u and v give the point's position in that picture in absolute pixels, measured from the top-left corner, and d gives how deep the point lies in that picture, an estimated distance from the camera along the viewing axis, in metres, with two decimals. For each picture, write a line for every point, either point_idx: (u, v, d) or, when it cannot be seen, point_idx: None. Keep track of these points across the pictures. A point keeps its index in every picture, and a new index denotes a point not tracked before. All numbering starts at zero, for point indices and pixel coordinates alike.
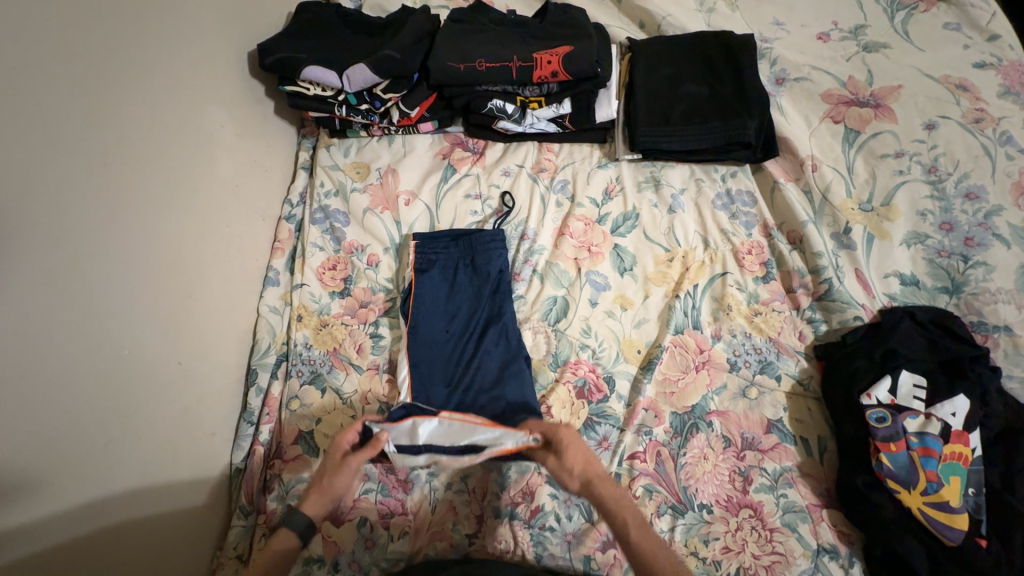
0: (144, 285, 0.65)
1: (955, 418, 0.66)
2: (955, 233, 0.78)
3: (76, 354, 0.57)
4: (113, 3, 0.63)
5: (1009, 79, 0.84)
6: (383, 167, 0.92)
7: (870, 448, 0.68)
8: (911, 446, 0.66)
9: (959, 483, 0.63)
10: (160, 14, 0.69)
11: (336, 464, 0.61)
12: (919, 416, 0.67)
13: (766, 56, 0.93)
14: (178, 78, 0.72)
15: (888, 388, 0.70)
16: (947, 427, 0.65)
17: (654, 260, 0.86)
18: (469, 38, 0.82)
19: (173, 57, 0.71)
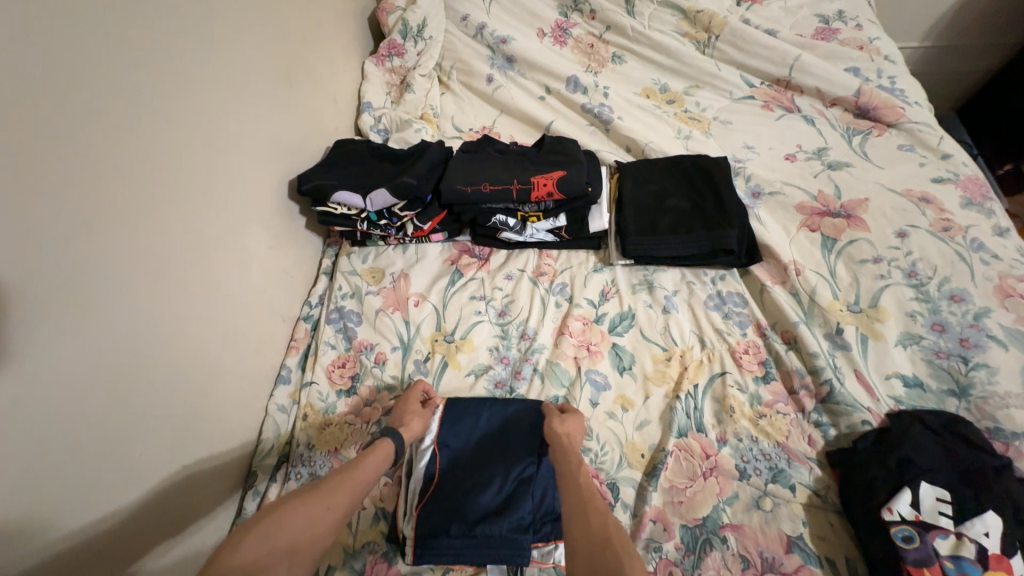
0: (156, 397, 0.69)
1: (989, 539, 0.60)
2: (948, 334, 0.79)
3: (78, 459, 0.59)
4: (187, 150, 0.75)
5: (969, 191, 0.94)
6: (397, 272, 1.01)
7: (903, 574, 0.62)
8: (947, 572, 0.60)
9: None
10: (223, 154, 0.83)
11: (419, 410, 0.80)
12: (949, 536, 0.62)
13: (741, 173, 1.05)
14: (228, 205, 0.84)
15: (910, 503, 0.65)
16: (983, 550, 0.60)
17: (653, 358, 0.88)
18: (476, 166, 0.95)
19: (227, 187, 0.83)
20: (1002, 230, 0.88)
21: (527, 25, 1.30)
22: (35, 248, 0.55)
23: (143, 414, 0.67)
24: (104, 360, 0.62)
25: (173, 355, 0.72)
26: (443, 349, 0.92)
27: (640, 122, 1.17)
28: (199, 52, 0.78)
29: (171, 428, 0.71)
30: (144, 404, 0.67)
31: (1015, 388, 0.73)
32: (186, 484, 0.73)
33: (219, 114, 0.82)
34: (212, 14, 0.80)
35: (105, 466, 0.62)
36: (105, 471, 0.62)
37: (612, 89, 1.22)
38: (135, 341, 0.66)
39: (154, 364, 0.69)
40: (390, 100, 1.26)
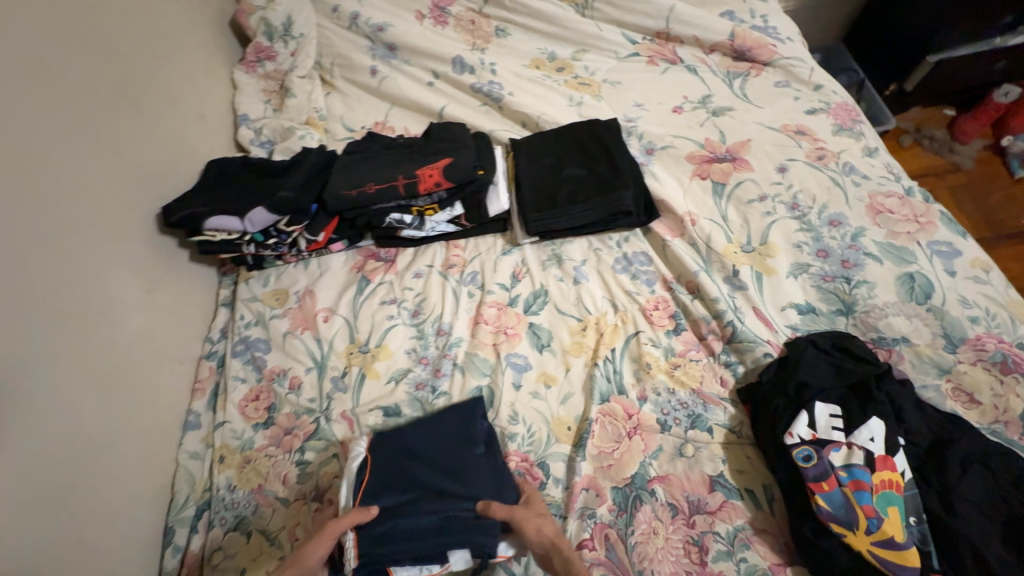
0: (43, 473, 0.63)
1: (874, 444, 0.65)
2: (831, 258, 0.83)
3: None
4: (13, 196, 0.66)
5: (840, 118, 0.98)
6: (301, 290, 0.96)
7: (807, 492, 0.66)
8: (842, 481, 0.64)
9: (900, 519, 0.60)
10: (65, 193, 0.73)
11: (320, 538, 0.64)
12: (842, 448, 0.66)
13: (633, 132, 1.05)
14: (92, 251, 0.76)
15: (807, 423, 0.69)
16: (871, 454, 0.64)
17: (569, 331, 0.88)
18: (360, 167, 0.90)
19: (78, 229, 0.74)
20: (870, 150, 0.93)
21: (404, 8, 1.23)
22: None
23: (15, 500, 0.60)
24: None
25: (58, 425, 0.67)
26: (359, 361, 0.89)
27: (532, 94, 1.14)
28: (8, 82, 0.68)
29: (56, 507, 0.65)
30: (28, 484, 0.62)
31: (892, 298, 0.79)
32: (90, 560, 0.67)
33: (49, 149, 0.72)
34: (18, 36, 0.70)
35: None
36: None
37: (500, 65, 1.18)
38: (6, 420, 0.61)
39: (19, 444, 0.62)
40: (271, 108, 1.18)
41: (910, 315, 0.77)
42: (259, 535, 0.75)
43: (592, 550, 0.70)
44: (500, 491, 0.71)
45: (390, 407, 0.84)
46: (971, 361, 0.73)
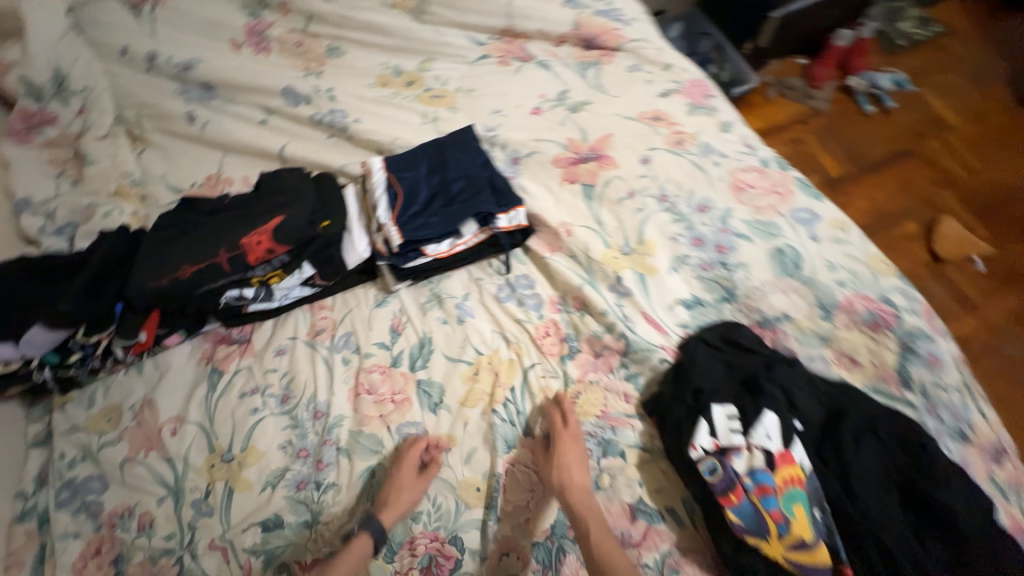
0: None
1: (772, 441, 0.63)
2: (706, 245, 0.81)
3: None
4: None
5: (692, 96, 0.97)
6: (138, 402, 0.79)
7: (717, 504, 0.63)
8: (748, 489, 0.61)
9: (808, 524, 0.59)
10: None
11: (412, 480, 0.70)
12: (743, 453, 0.64)
13: (496, 143, 0.97)
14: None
15: (709, 432, 0.66)
16: (770, 454, 0.62)
17: (462, 379, 0.80)
18: (170, 247, 0.75)
19: None
20: (724, 126, 0.93)
21: (214, 38, 1.05)
22: None
23: None
24: None
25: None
26: (223, 473, 0.75)
27: (381, 117, 1.02)
28: None
29: None
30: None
31: (767, 276, 0.78)
32: None
33: None
34: None
35: None
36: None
37: (339, 89, 1.05)
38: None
39: None
40: (66, 181, 0.97)
41: (786, 290, 0.77)
42: None
43: None
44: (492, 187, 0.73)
45: (269, 519, 0.72)
46: (847, 326, 0.74)
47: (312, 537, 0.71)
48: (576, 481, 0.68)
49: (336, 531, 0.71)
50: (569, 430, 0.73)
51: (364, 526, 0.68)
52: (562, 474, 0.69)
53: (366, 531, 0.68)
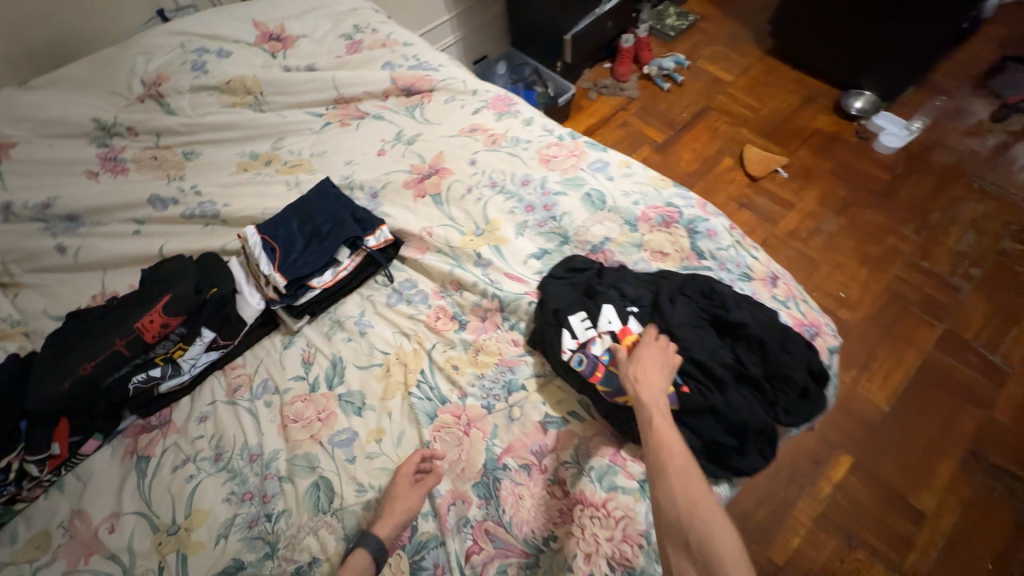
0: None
1: (613, 323, 0.84)
2: (536, 208, 1.02)
3: None
4: None
5: (498, 107, 1.22)
6: (66, 518, 0.79)
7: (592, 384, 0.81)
8: (607, 363, 0.82)
9: (660, 367, 0.76)
10: None
11: (408, 488, 0.78)
12: (598, 340, 0.84)
13: (354, 186, 1.13)
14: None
15: (571, 336, 0.84)
16: (614, 333, 0.83)
17: (377, 379, 0.91)
18: (66, 354, 0.82)
19: None
20: (527, 121, 1.18)
21: (69, 175, 1.14)
22: None
23: None
24: None
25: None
26: (173, 545, 0.77)
27: (248, 196, 1.15)
28: None
29: None
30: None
31: (585, 215, 1.00)
32: None
33: None
34: None
35: None
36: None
37: (203, 184, 1.17)
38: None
39: None
40: None
41: (600, 220, 0.99)
42: None
43: (478, 551, 0.75)
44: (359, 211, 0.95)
45: (230, 565, 0.75)
46: (650, 230, 0.97)
47: (275, 564, 0.75)
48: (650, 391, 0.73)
49: (297, 547, 0.76)
50: (647, 362, 0.76)
51: (362, 542, 0.73)
52: (642, 370, 0.76)
53: (361, 548, 0.72)
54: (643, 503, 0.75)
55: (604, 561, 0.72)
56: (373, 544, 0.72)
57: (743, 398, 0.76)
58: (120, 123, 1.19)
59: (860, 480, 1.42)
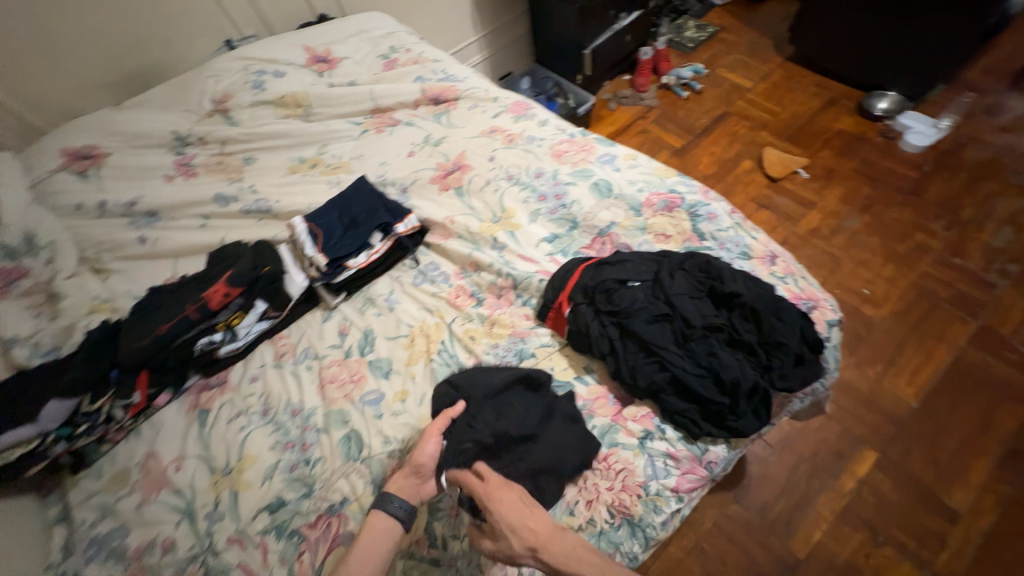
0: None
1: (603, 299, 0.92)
2: (548, 198, 1.12)
3: None
4: None
5: (516, 112, 1.34)
6: (142, 459, 0.93)
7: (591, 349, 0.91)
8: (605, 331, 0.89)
9: (517, 515, 0.71)
10: None
11: (428, 437, 0.84)
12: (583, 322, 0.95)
13: (386, 182, 1.27)
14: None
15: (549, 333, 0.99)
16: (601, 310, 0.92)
17: (403, 348, 1.02)
18: (147, 316, 0.97)
19: None
20: (542, 122, 1.29)
21: (151, 178, 1.34)
22: None
23: None
24: None
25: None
26: (227, 483, 0.89)
27: (296, 194, 1.31)
28: None
29: None
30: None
31: (593, 202, 1.09)
32: None
33: None
34: None
35: None
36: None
37: (259, 184, 1.34)
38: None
39: None
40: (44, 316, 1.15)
41: (606, 207, 1.08)
42: None
43: None
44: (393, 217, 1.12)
45: (273, 501, 0.86)
46: (653, 215, 1.05)
47: (312, 502, 0.85)
48: (526, 531, 0.69)
49: (330, 488, 0.86)
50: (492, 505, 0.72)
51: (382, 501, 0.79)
52: (505, 514, 0.71)
53: (381, 509, 0.78)
54: (642, 458, 0.81)
55: (606, 509, 0.78)
56: (396, 507, 0.78)
57: (736, 360, 0.82)
58: (193, 134, 1.39)
59: (887, 476, 1.38)
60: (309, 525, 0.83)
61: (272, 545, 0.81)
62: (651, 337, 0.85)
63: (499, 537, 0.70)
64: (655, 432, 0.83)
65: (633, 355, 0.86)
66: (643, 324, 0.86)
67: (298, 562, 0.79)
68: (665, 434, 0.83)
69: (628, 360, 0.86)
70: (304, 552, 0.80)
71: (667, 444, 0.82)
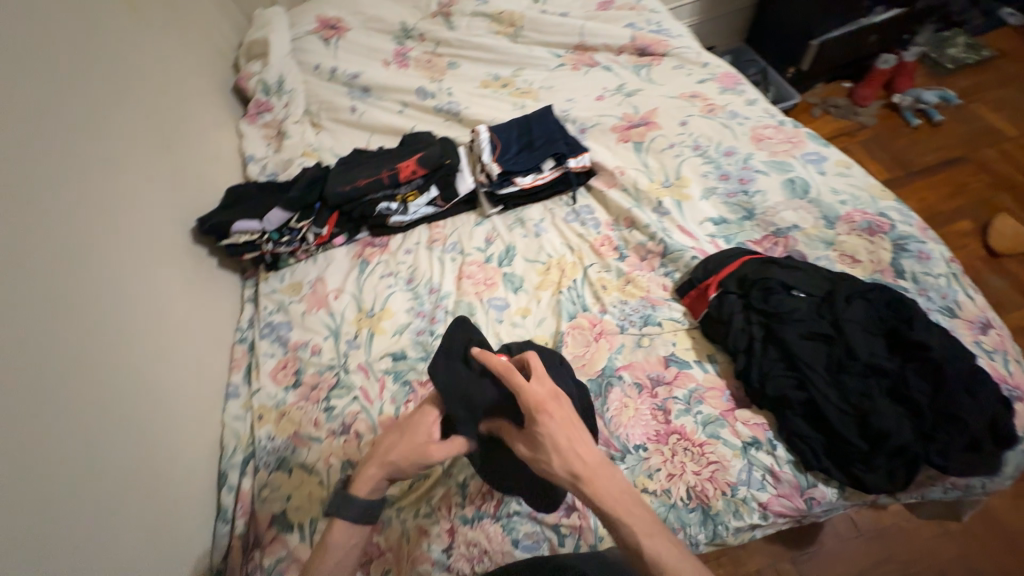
0: (81, 436, 0.69)
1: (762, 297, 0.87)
2: (731, 179, 1.05)
3: (66, 463, 0.65)
4: (96, 199, 0.85)
5: (724, 83, 1.25)
6: (313, 279, 1.13)
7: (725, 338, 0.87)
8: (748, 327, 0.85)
9: (566, 421, 0.66)
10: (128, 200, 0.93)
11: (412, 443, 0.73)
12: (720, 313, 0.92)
13: (568, 119, 1.29)
14: (123, 259, 0.87)
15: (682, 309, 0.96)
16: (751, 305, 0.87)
17: (536, 272, 1.07)
18: (350, 168, 1.15)
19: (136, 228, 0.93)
20: (750, 101, 1.18)
21: (374, 60, 1.53)
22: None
23: (117, 420, 0.75)
24: (70, 374, 0.70)
25: (90, 402, 0.71)
26: (368, 323, 1.05)
27: (484, 106, 1.40)
28: (92, 118, 0.90)
29: (137, 433, 0.78)
30: (81, 442, 0.68)
31: (781, 199, 1.00)
32: (166, 482, 0.80)
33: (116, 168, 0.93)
34: (96, 90, 0.93)
35: (80, 474, 0.67)
36: (43, 514, 0.60)
37: (455, 89, 1.45)
38: (45, 394, 0.65)
39: (109, 383, 0.76)
40: (272, 148, 1.42)
41: (795, 207, 0.98)
42: (300, 469, 0.87)
43: None
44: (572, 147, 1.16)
45: (397, 352, 1.00)
46: (848, 232, 0.93)
47: (427, 366, 0.98)
48: (575, 460, 0.64)
49: None
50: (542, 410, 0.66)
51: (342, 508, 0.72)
52: (557, 435, 0.64)
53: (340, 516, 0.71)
54: (740, 461, 0.79)
55: (685, 488, 0.78)
56: (358, 511, 0.71)
57: (893, 412, 0.73)
58: (416, 30, 1.54)
59: None
60: (420, 382, 0.95)
61: (389, 384, 0.96)
62: (800, 350, 0.79)
63: (540, 451, 0.66)
64: (764, 444, 0.79)
65: (771, 362, 0.81)
66: (795, 336, 0.80)
67: (404, 406, 0.93)
68: (774, 451, 0.79)
69: (763, 366, 0.81)
70: (411, 400, 0.93)
71: (772, 460, 0.78)
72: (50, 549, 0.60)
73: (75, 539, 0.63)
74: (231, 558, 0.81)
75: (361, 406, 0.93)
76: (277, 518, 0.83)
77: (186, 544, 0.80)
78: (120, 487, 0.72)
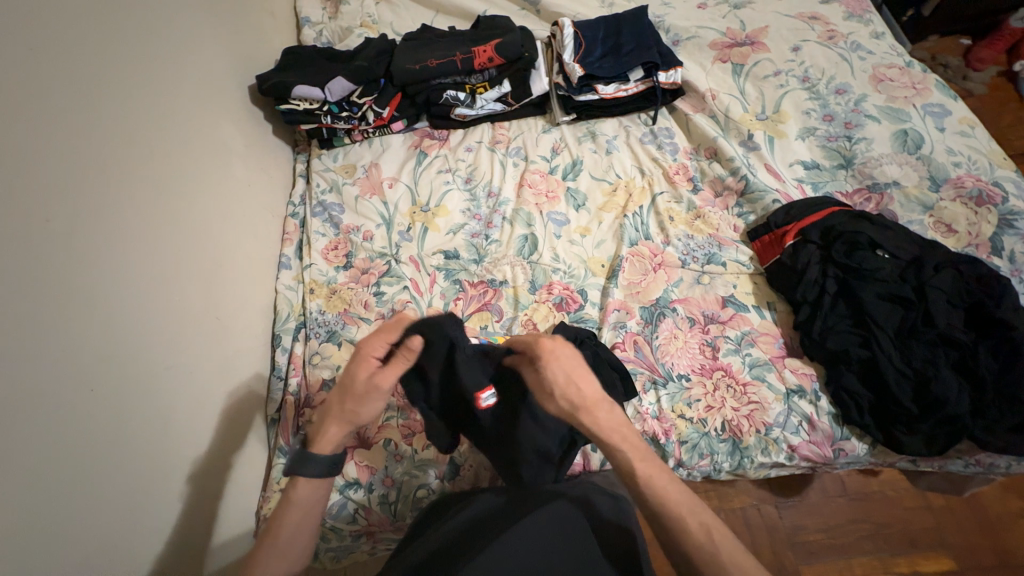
0: (151, 276, 0.72)
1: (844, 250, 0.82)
2: (836, 121, 0.96)
3: (135, 294, 0.68)
4: (148, 34, 0.80)
5: (852, 7, 1.08)
6: (368, 164, 1.09)
7: (792, 288, 0.85)
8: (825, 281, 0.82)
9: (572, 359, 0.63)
10: (181, 44, 0.88)
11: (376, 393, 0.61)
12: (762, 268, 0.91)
13: (661, 26, 1.14)
14: (183, 109, 0.85)
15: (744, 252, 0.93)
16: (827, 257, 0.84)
17: (602, 192, 1.02)
18: (420, 47, 1.07)
19: (191, 77, 0.89)
20: (877, 34, 1.04)
21: None
22: (52, 103, 0.62)
23: (179, 268, 0.77)
24: (133, 213, 0.71)
25: (158, 245, 0.74)
26: (422, 217, 1.02)
27: None
28: None
29: (199, 282, 0.81)
30: (152, 281, 0.72)
31: (886, 151, 0.91)
32: (227, 333, 0.85)
33: (167, 5, 0.86)
34: None
35: (150, 308, 0.70)
36: (126, 336, 0.65)
37: None
38: (117, 229, 0.68)
39: (168, 230, 0.77)
40: (328, 13, 1.29)
41: (901, 162, 0.90)
42: (348, 344, 0.90)
43: (622, 349, 0.85)
44: (664, 58, 1.04)
45: (450, 250, 0.99)
46: (953, 198, 0.86)
47: (479, 268, 0.97)
48: (573, 395, 0.61)
49: (496, 267, 0.96)
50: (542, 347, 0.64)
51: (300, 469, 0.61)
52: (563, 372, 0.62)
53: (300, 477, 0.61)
54: (780, 405, 0.80)
55: (721, 421, 0.80)
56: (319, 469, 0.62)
57: (954, 384, 0.72)
58: None
59: None
60: (470, 283, 0.95)
61: (439, 280, 0.96)
62: (873, 309, 0.77)
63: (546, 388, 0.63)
64: (808, 394, 0.80)
65: (837, 317, 0.80)
66: (872, 295, 0.78)
67: (453, 304, 0.93)
68: (817, 402, 0.79)
69: (830, 323, 0.80)
70: (460, 299, 0.93)
71: (812, 410, 0.79)
72: (128, 368, 0.65)
73: (150, 364, 0.69)
74: (283, 412, 0.86)
75: (411, 296, 0.94)
76: (327, 384, 0.86)
77: (244, 391, 0.85)
78: (187, 328, 0.77)
